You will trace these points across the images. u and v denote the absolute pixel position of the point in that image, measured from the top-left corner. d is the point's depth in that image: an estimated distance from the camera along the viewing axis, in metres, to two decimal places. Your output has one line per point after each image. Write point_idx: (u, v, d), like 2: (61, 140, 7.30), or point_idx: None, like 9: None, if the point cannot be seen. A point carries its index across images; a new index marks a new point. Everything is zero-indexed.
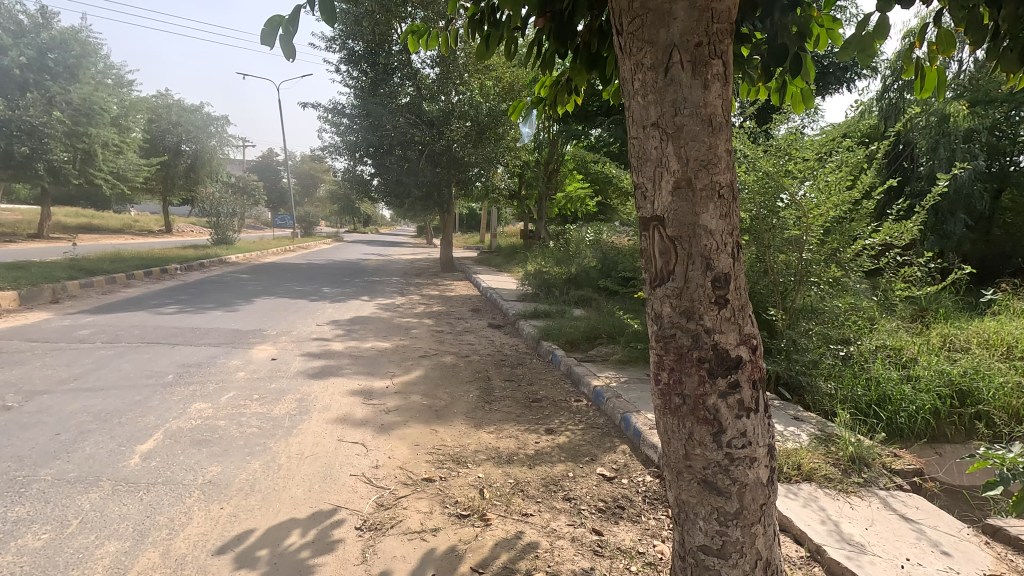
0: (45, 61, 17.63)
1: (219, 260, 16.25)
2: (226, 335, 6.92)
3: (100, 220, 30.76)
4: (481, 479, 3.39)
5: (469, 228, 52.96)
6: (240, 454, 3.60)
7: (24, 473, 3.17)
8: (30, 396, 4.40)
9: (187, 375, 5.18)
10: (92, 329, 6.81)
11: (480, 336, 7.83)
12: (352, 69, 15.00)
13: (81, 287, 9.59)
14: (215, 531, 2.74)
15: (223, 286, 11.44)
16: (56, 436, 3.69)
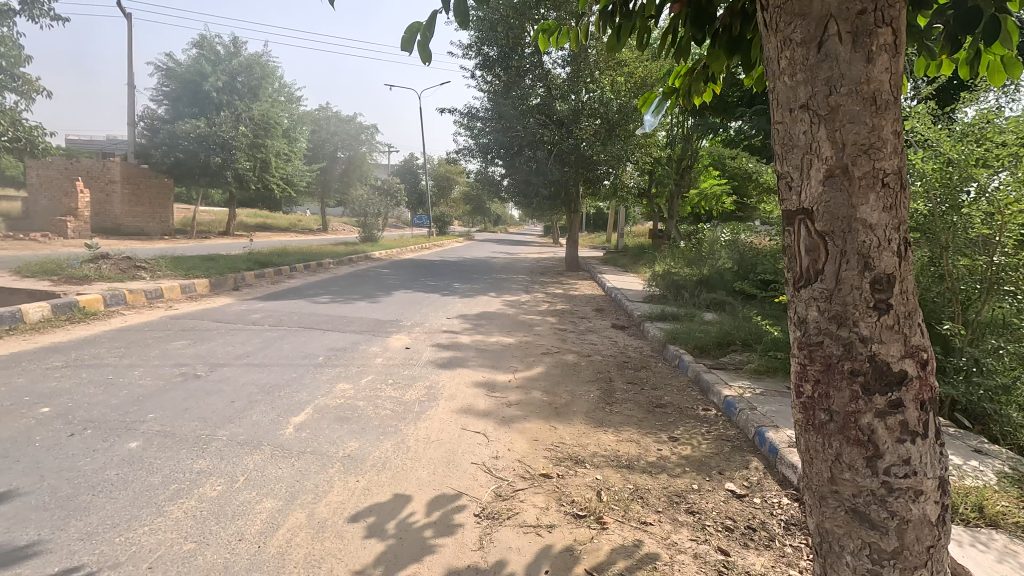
0: (235, 83, 21.35)
1: (365, 256, 17.87)
2: (368, 324, 7.58)
3: (272, 220, 35.36)
4: (598, 481, 3.33)
5: (596, 228, 52.58)
6: (376, 432, 3.91)
7: (206, 432, 3.74)
8: (213, 368, 5.18)
9: (334, 358, 5.75)
10: (262, 314, 7.85)
11: (603, 336, 7.72)
12: (487, 74, 15.48)
13: (256, 277, 11.11)
14: (352, 500, 3.00)
15: (367, 279, 12.55)
16: (231, 403, 4.30)
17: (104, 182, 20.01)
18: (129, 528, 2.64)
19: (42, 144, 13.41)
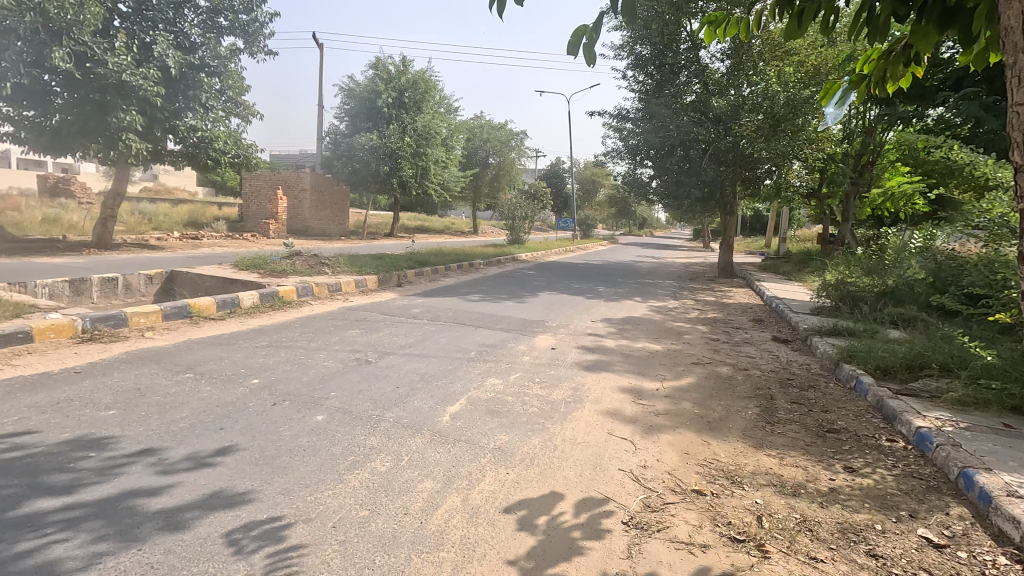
0: (402, 99, 23.55)
1: (512, 258, 18.53)
2: (516, 323, 7.84)
3: (430, 223, 38.31)
4: (758, 505, 3.07)
5: (752, 231, 48.61)
6: (524, 428, 4.03)
7: (376, 413, 4.16)
8: (382, 355, 5.75)
9: (484, 354, 6.04)
10: (422, 309, 8.53)
11: (762, 349, 7.11)
12: (638, 73, 15.08)
13: (416, 275, 12.12)
14: (503, 491, 3.12)
15: (514, 280, 12.99)
16: (396, 389, 4.74)
17: (297, 190, 23.18)
18: (318, 489, 3.03)
19: (255, 160, 15.95)
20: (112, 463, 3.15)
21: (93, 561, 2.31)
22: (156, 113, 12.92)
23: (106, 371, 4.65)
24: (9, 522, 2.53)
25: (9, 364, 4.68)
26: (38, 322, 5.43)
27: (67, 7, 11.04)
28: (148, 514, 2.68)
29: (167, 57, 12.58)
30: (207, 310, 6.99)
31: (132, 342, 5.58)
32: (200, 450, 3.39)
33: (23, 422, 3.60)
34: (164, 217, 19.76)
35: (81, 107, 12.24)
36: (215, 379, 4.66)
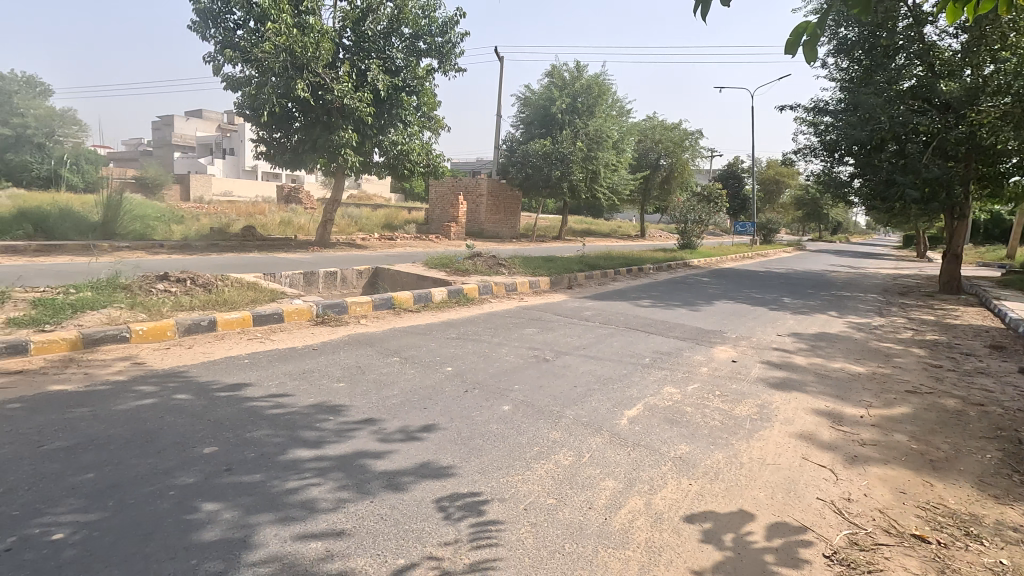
0: (576, 104, 23.98)
1: (683, 263, 17.78)
2: (691, 331, 7.56)
3: (596, 226, 38.38)
4: (1003, 566, 2.59)
5: (988, 237, 39.90)
6: (707, 441, 3.91)
7: (557, 409, 4.36)
8: (558, 355, 5.99)
9: (660, 361, 5.94)
10: (593, 311, 8.66)
11: (1004, 381, 5.88)
12: (842, 60, 13.60)
13: (586, 278, 12.30)
14: (686, 501, 3.08)
15: (687, 287, 12.48)
16: (574, 388, 4.90)
17: (475, 195, 24.93)
18: (509, 473, 3.28)
19: (442, 169, 17.55)
20: (344, 427, 3.77)
21: (338, 505, 2.81)
22: (366, 130, 14.94)
23: (334, 350, 5.56)
24: (279, 463, 3.18)
25: (268, 339, 5.84)
26: (286, 306, 6.67)
27: (307, 46, 13.34)
28: (374, 473, 3.17)
29: (377, 81, 14.48)
30: (406, 303, 7.92)
31: (351, 327, 6.56)
32: (409, 424, 3.89)
33: (281, 386, 4.48)
34: (367, 220, 22.80)
35: (313, 128, 14.64)
36: (416, 364, 5.29)
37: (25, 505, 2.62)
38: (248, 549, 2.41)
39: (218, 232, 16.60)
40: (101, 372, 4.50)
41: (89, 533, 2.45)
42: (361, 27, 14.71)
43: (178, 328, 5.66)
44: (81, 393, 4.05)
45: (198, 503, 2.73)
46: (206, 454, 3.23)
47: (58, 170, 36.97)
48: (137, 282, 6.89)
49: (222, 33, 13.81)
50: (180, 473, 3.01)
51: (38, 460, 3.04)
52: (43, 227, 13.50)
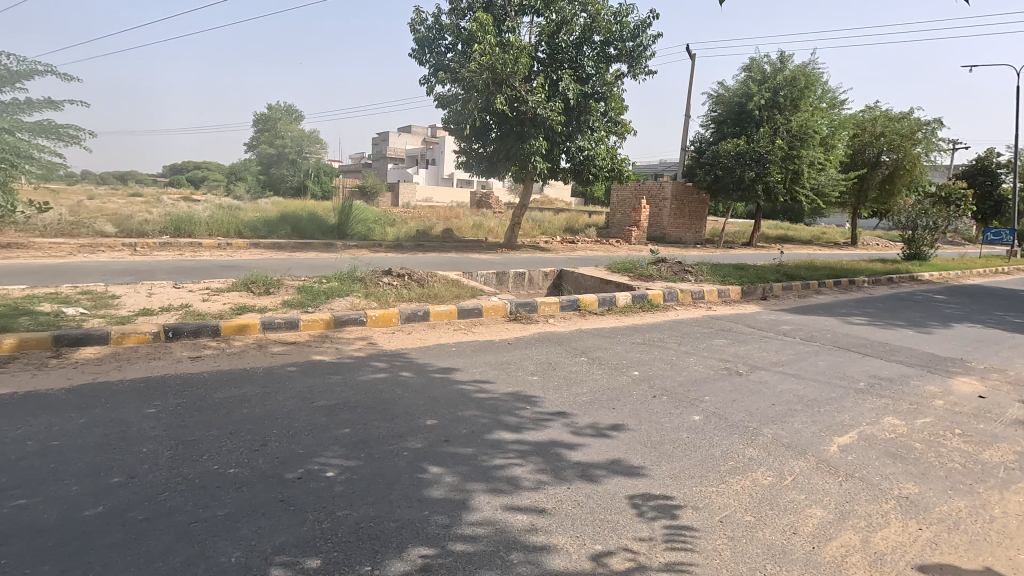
0: (777, 98, 21.41)
1: (909, 277, 15.13)
2: (920, 357, 6.48)
3: (795, 232, 34.51)
4: None
5: None
6: (942, 484, 3.37)
7: (753, 426, 4.13)
8: (753, 369, 5.63)
9: (879, 388, 5.22)
10: (793, 326, 7.90)
11: None
12: None
13: (784, 289, 11.22)
14: (914, 547, 2.73)
15: (914, 304, 10.64)
16: (773, 406, 4.58)
17: (659, 199, 24.02)
18: (703, 483, 3.23)
19: (627, 173, 17.44)
20: (540, 416, 4.06)
21: (539, 486, 3.07)
22: (556, 138, 15.51)
23: (526, 346, 5.98)
24: (487, 441, 3.58)
25: (470, 331, 6.50)
26: (485, 303, 7.35)
27: (507, 63, 14.12)
28: (569, 462, 3.38)
29: (568, 90, 14.97)
30: (591, 306, 8.12)
31: (541, 326, 6.96)
32: (600, 421, 4.04)
33: (483, 374, 4.98)
34: (550, 224, 23.74)
35: (507, 138, 15.67)
36: (604, 366, 5.43)
37: (306, 446, 3.37)
38: (466, 510, 2.78)
39: (423, 234, 18.74)
40: (346, 348, 5.49)
41: (349, 475, 3.06)
42: (556, 39, 15.32)
43: (400, 316, 6.62)
44: (334, 363, 5.00)
45: (425, 465, 3.22)
46: (428, 425, 3.77)
47: (305, 182, 45.16)
48: (368, 276, 8.20)
49: (435, 58, 15.56)
50: (409, 437, 3.57)
51: (311, 413, 3.86)
52: (297, 229, 16.58)
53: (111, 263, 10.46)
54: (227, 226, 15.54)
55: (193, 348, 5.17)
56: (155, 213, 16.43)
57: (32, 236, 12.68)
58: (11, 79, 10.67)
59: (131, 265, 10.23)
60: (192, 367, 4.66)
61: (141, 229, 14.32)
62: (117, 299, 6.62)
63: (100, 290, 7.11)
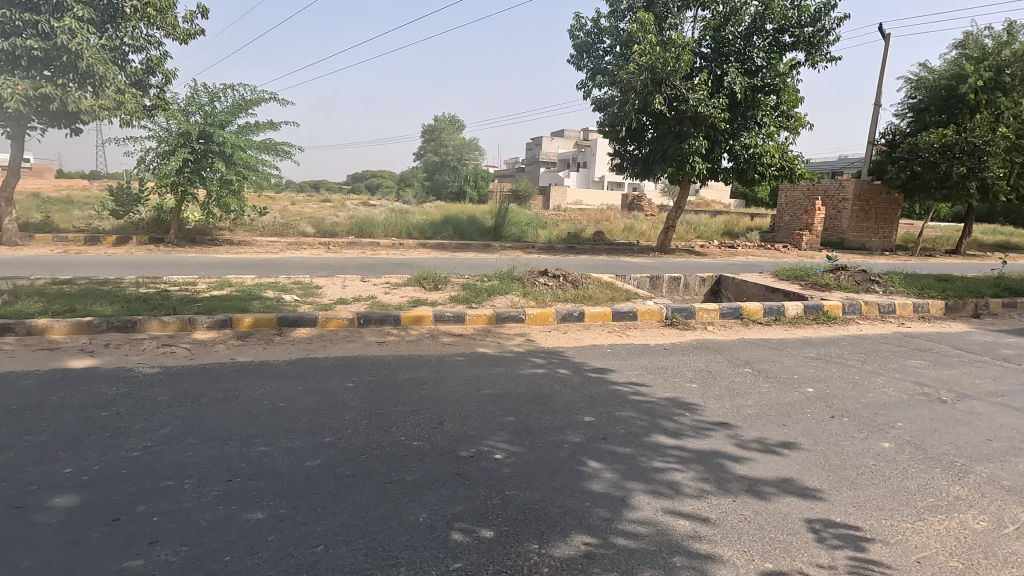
0: (1001, 78, 17.59)
1: None
2: None
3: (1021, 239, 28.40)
4: None
5: None
6: None
7: (961, 461, 3.57)
8: (961, 397, 4.83)
9: None
10: (1018, 351, 6.58)
11: None
12: None
13: (1004, 305, 9.35)
14: None
15: None
16: (988, 441, 3.90)
17: (837, 199, 21.22)
18: (895, 516, 2.90)
19: (799, 171, 15.87)
20: (701, 425, 3.94)
21: (702, 494, 3.01)
22: (718, 136, 14.62)
23: (684, 352, 5.80)
24: (645, 443, 3.58)
25: (624, 334, 6.50)
26: (640, 307, 7.27)
27: (668, 61, 13.64)
28: (735, 474, 3.24)
29: (735, 85, 14.05)
30: (755, 314, 7.58)
31: (699, 333, 6.70)
32: (768, 437, 3.80)
33: (639, 377, 4.95)
34: (706, 227, 22.54)
35: (664, 139, 15.19)
36: (771, 379, 5.07)
37: (476, 429, 3.69)
38: (627, 507, 2.83)
39: (575, 236, 18.97)
40: (507, 343, 5.84)
41: (515, 459, 3.29)
42: (722, 32, 14.48)
43: (556, 315, 6.84)
44: (497, 356, 5.36)
45: (585, 459, 3.33)
46: (586, 422, 3.88)
47: (464, 187, 48.25)
48: (525, 276, 8.58)
49: (593, 62, 15.67)
50: (568, 431, 3.71)
51: (479, 399, 4.19)
52: (458, 230, 17.83)
53: (311, 259, 12.26)
54: (400, 227, 17.26)
55: (379, 334, 5.90)
56: (343, 217, 18.86)
57: (255, 235, 15.36)
58: (246, 107, 13.02)
59: (326, 261, 11.90)
60: (379, 351, 5.34)
61: (333, 230, 16.54)
62: (319, 290, 7.79)
63: (306, 281, 8.42)
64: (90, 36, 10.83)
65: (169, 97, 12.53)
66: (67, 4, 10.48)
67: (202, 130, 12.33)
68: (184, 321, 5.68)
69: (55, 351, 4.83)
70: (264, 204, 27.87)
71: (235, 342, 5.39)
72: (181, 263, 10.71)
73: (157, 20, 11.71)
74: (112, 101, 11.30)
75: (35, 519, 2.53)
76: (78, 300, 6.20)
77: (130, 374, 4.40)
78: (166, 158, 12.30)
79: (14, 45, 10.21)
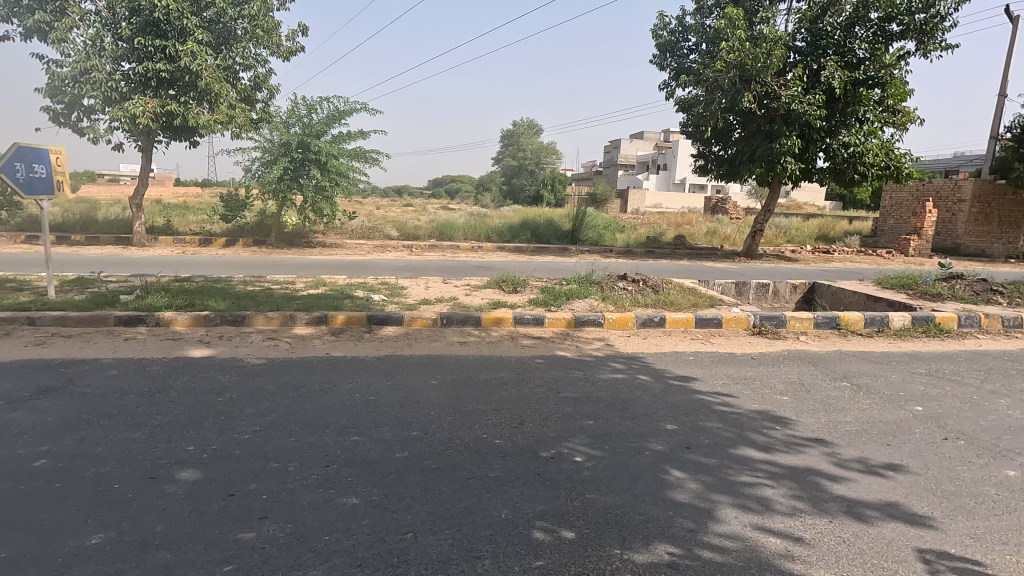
0: None
1: None
2: None
3: None
4: None
5: None
6: None
7: None
8: None
9: None
10: None
11: None
12: None
13: None
14: None
15: None
16: None
17: (952, 202, 19.15)
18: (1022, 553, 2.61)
19: (906, 171, 14.57)
20: (794, 440, 3.74)
21: (795, 512, 2.86)
22: (814, 135, 13.69)
23: (774, 363, 5.51)
24: (732, 456, 3.45)
25: (708, 341, 6.28)
26: (725, 314, 6.99)
27: (759, 57, 12.97)
28: (831, 494, 3.05)
29: (833, 79, 13.14)
30: (855, 325, 7.06)
31: (791, 343, 6.34)
32: (870, 457, 3.53)
33: (725, 387, 4.77)
34: (798, 231, 21.23)
35: (752, 138, 14.46)
36: (874, 396, 4.70)
37: (556, 430, 3.72)
38: (713, 520, 2.75)
39: (654, 240, 18.52)
40: (586, 347, 5.82)
41: (595, 463, 3.29)
42: (819, 24, 13.61)
43: (636, 320, 6.74)
44: (576, 360, 5.36)
45: (668, 468, 3.27)
46: (669, 430, 3.80)
47: (541, 190, 48.46)
48: (604, 280, 8.51)
49: (677, 61, 15.25)
50: (650, 438, 3.65)
51: (558, 402, 4.22)
52: (536, 234, 17.93)
53: (396, 261, 12.83)
54: (480, 231, 17.62)
55: (461, 335, 6.09)
56: (425, 221, 19.54)
57: (344, 237, 16.29)
58: (339, 117, 13.86)
59: (410, 263, 12.39)
60: (461, 351, 5.50)
61: (416, 234, 17.18)
62: (405, 290, 8.15)
63: (392, 282, 8.83)
64: (208, 57, 11.97)
65: (273, 110, 13.59)
66: (190, 29, 11.65)
67: (301, 140, 13.25)
68: (285, 317, 6.15)
69: (178, 341, 5.39)
70: (353, 208, 29.48)
71: (329, 337, 5.76)
72: (279, 263, 11.61)
73: (264, 39, 12.74)
74: (226, 115, 12.44)
75: (166, 489, 2.85)
76: (196, 296, 6.87)
77: (240, 364, 4.83)
78: (269, 166, 13.34)
79: (147, 69, 11.50)
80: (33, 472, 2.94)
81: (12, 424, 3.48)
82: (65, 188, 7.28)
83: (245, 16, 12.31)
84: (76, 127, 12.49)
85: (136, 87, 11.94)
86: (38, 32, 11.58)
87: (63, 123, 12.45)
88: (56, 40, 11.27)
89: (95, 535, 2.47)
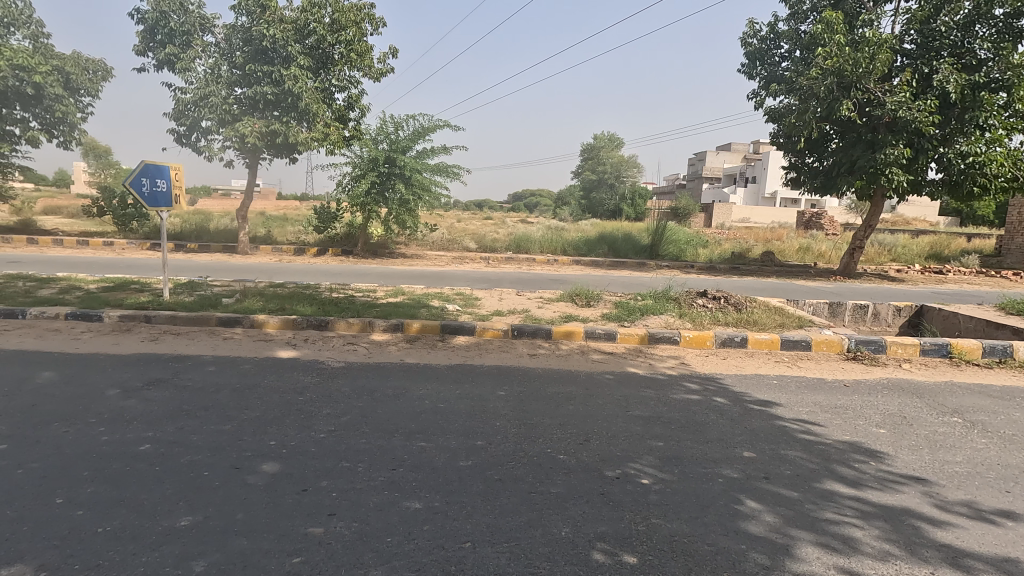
0: None
1: None
2: None
3: None
4: None
5: None
6: None
7: None
8: None
9: None
10: None
11: None
12: None
13: None
14: None
15: None
16: None
17: None
18: None
19: None
20: (888, 477, 3.38)
21: (886, 558, 2.58)
22: (924, 144, 12.49)
23: (871, 392, 5.02)
24: (816, 490, 3.17)
25: (795, 365, 5.86)
26: (816, 336, 6.53)
27: (861, 61, 12.06)
28: (932, 541, 2.72)
29: (948, 83, 11.95)
30: (970, 353, 6.32)
31: (891, 371, 5.78)
32: (983, 503, 3.12)
33: (812, 415, 4.41)
34: (906, 248, 19.45)
35: (851, 148, 13.46)
36: (992, 435, 4.16)
37: (622, 450, 3.60)
38: (790, 557, 2.54)
39: (740, 256, 17.59)
40: (659, 365, 5.63)
41: (663, 486, 3.15)
42: (932, 24, 12.53)
43: (715, 339, 6.43)
44: (648, 378, 5.18)
45: (742, 497, 3.06)
46: (745, 457, 3.56)
47: (620, 204, 47.49)
48: (682, 296, 8.22)
49: (768, 69, 14.60)
50: (724, 465, 3.44)
51: (627, 420, 4.10)
52: (614, 248, 17.58)
53: (473, 272, 13.06)
54: (556, 244, 17.49)
55: (532, 347, 6.09)
56: (504, 234, 19.79)
57: (425, 248, 16.91)
58: (424, 134, 14.40)
59: (485, 274, 12.60)
60: (530, 363, 5.49)
61: (493, 246, 17.46)
62: (479, 301, 8.29)
63: (467, 292, 9.01)
64: (308, 80, 12.89)
65: (364, 128, 14.36)
66: (294, 56, 12.62)
67: (387, 155, 13.89)
68: (365, 324, 6.46)
69: (268, 342, 5.80)
70: (435, 221, 30.53)
71: (404, 344, 5.97)
72: (362, 272, 12.23)
73: (357, 62, 13.43)
74: (321, 133, 13.31)
75: (247, 479, 3.06)
76: (287, 300, 7.40)
77: (322, 366, 5.12)
78: (358, 180, 14.10)
79: (256, 92, 12.62)
80: (139, 455, 3.27)
81: (125, 411, 3.89)
82: (182, 202, 8.02)
83: (342, 41, 13.12)
84: (195, 147, 13.90)
85: (246, 109, 13.11)
86: (167, 64, 13.03)
87: (185, 143, 13.90)
88: (182, 69, 12.67)
89: (184, 517, 2.68)
